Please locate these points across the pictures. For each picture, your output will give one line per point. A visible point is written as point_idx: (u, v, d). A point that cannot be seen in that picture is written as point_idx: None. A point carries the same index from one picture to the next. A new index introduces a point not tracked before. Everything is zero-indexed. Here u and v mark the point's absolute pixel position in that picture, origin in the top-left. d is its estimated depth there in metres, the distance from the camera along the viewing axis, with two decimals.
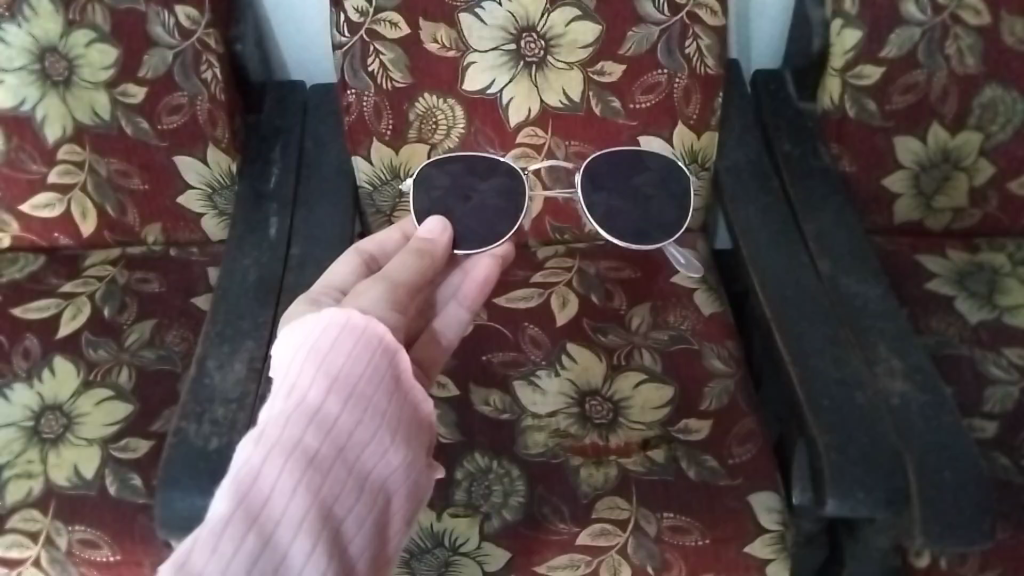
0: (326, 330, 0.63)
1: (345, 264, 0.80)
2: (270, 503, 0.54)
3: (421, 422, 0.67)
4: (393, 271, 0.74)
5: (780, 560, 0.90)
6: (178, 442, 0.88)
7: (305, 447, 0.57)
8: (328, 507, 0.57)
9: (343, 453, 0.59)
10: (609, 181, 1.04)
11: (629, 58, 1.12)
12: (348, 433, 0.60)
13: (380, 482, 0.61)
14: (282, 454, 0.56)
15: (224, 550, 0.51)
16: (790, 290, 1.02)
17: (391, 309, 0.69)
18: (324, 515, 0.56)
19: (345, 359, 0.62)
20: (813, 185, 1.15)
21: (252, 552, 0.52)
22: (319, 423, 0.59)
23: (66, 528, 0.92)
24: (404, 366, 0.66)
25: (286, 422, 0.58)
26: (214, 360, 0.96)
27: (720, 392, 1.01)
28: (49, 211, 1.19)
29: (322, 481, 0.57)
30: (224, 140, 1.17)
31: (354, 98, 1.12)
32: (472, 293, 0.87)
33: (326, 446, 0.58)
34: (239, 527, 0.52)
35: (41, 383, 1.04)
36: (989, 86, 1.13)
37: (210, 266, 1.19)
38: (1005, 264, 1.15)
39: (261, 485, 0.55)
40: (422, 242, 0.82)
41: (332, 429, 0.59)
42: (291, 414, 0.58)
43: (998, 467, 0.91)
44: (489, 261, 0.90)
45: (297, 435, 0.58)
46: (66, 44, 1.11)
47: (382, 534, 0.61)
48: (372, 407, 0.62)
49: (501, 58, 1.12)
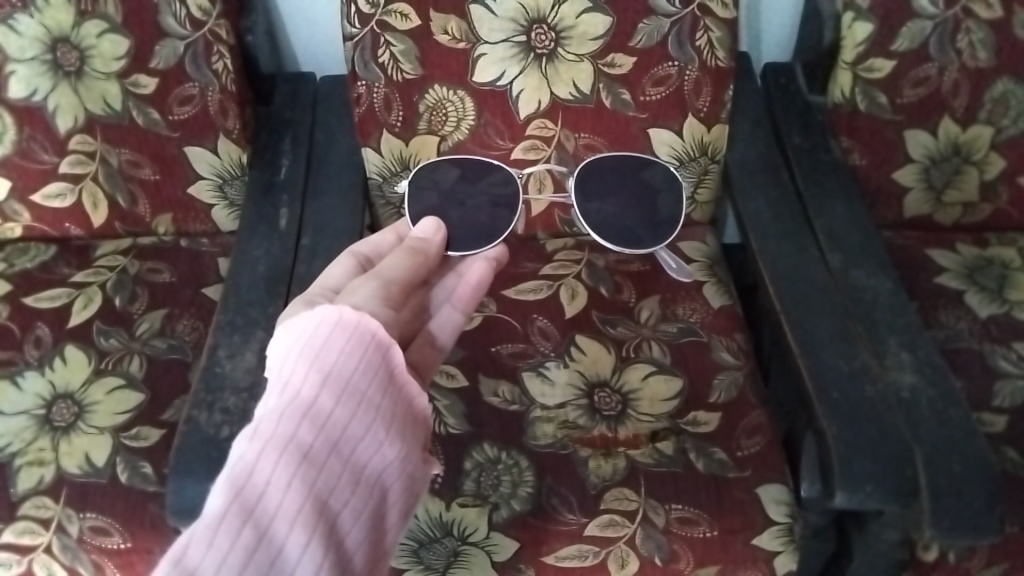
0: (319, 328, 0.64)
1: (340, 265, 0.79)
2: (265, 496, 0.54)
3: (416, 416, 0.67)
4: (386, 269, 0.74)
5: (788, 553, 0.91)
6: (190, 430, 0.88)
7: (300, 441, 0.58)
8: (324, 500, 0.57)
9: (338, 446, 0.60)
10: (601, 189, 1.05)
11: (639, 50, 1.12)
12: (343, 427, 0.60)
13: (374, 476, 0.61)
14: (278, 448, 0.56)
15: (221, 543, 0.51)
16: (799, 283, 1.02)
17: (386, 307, 0.69)
18: (321, 508, 0.56)
19: (338, 355, 0.63)
20: (823, 178, 1.15)
21: (249, 546, 0.52)
22: (313, 417, 0.59)
23: (77, 515, 0.92)
24: (398, 362, 0.66)
25: (280, 417, 0.58)
26: (225, 349, 0.96)
27: (729, 385, 1.00)
28: (60, 201, 1.19)
29: (317, 474, 0.57)
30: (234, 130, 1.18)
31: (364, 90, 1.12)
32: (466, 294, 0.84)
33: (321, 440, 0.59)
34: (236, 519, 0.52)
35: (53, 371, 1.04)
36: (1001, 79, 1.12)
37: (220, 257, 1.19)
38: (1016, 259, 1.14)
39: (256, 478, 0.55)
40: (415, 242, 0.82)
41: (326, 423, 0.60)
42: (285, 409, 0.59)
43: (1007, 460, 0.91)
44: (483, 265, 0.87)
45: (292, 429, 0.58)
46: (78, 35, 1.11)
47: (378, 529, 0.61)
48: (366, 401, 0.62)
49: (511, 49, 1.12)
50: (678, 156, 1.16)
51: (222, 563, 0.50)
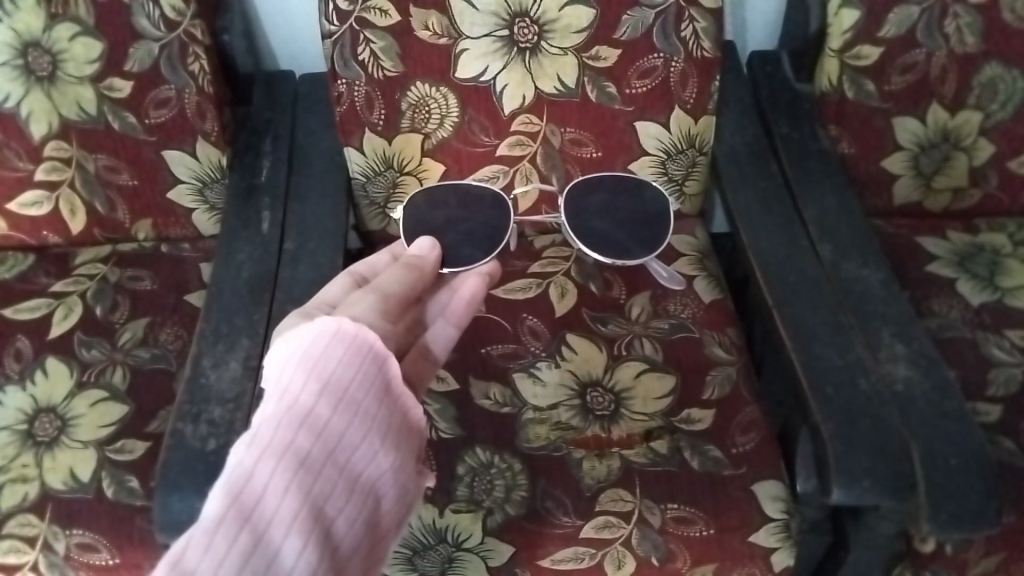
0: (318, 338, 0.62)
1: (336, 283, 0.77)
2: (262, 502, 0.53)
3: (412, 427, 0.65)
4: (382, 284, 0.72)
5: (785, 548, 0.91)
6: (175, 444, 0.86)
7: (297, 449, 0.56)
8: (320, 507, 0.55)
9: (335, 454, 0.58)
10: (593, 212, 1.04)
11: (624, 42, 1.10)
12: (339, 436, 0.59)
13: (370, 484, 0.60)
14: (275, 455, 0.55)
15: (217, 548, 0.49)
16: (790, 277, 1.01)
17: (383, 319, 0.68)
18: (316, 515, 0.55)
19: (336, 364, 0.61)
20: (812, 168, 1.13)
21: (245, 551, 0.50)
22: (310, 426, 0.58)
23: (64, 533, 0.90)
24: (395, 373, 0.65)
25: (277, 425, 0.57)
26: (209, 359, 0.94)
27: (722, 381, 0.99)
28: (37, 209, 1.17)
29: (314, 481, 0.56)
30: (213, 133, 1.15)
31: (345, 88, 1.10)
32: (459, 310, 0.82)
33: (318, 448, 0.57)
34: (232, 525, 0.51)
35: (34, 385, 1.02)
36: (989, 64, 1.11)
37: (202, 262, 1.17)
38: (1006, 244, 1.14)
39: (253, 485, 0.53)
40: (412, 258, 0.80)
41: (322, 431, 0.58)
42: (282, 416, 0.57)
43: (1003, 450, 0.91)
44: (478, 278, 0.85)
45: (289, 437, 0.56)
46: (49, 38, 1.08)
47: (374, 538, 0.60)
48: (362, 411, 0.61)
49: (493, 44, 1.10)
50: (665, 148, 1.15)
51: (219, 570, 0.48)
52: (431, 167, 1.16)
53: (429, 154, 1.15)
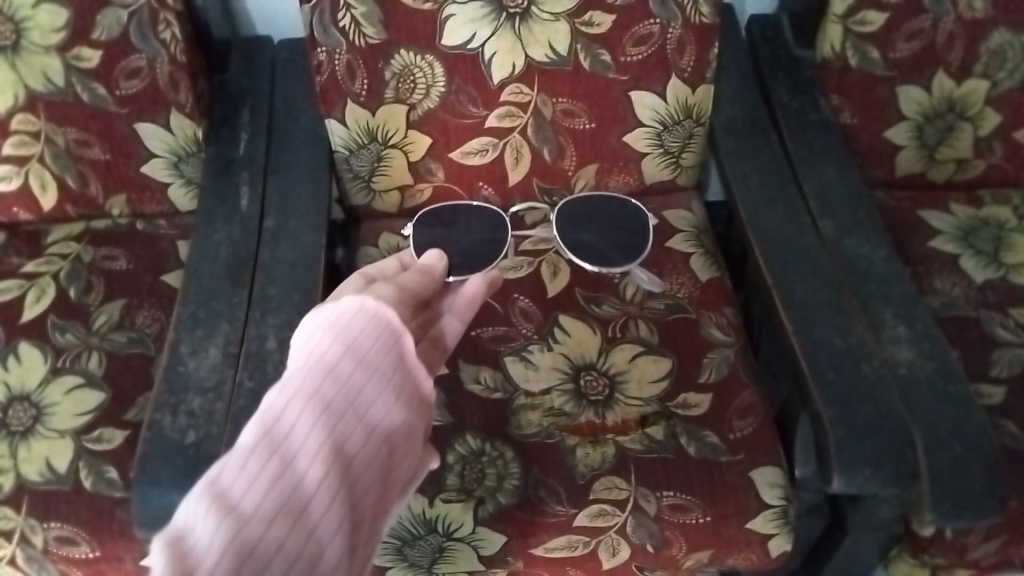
0: (344, 308, 0.58)
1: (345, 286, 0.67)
2: (291, 436, 0.49)
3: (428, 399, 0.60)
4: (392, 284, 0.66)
5: (782, 535, 0.88)
6: (153, 436, 0.83)
7: (322, 394, 0.52)
8: (346, 456, 0.51)
9: (357, 405, 0.54)
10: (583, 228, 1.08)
11: (619, 7, 1.04)
12: (363, 389, 0.55)
13: (398, 445, 0.55)
14: (301, 398, 0.51)
15: (251, 470, 0.46)
16: (791, 255, 0.97)
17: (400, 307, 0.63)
18: (343, 464, 0.50)
19: (363, 324, 0.57)
20: (813, 140, 1.09)
21: (275, 479, 0.47)
22: (336, 375, 0.54)
23: (41, 526, 0.88)
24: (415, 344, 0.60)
25: (303, 373, 0.53)
26: (187, 345, 0.91)
27: (719, 363, 0.96)
28: (5, 185, 1.12)
29: (338, 427, 0.51)
30: (187, 104, 1.10)
31: (325, 56, 1.04)
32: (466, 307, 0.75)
33: (342, 396, 0.53)
34: (263, 455, 0.47)
35: (6, 371, 0.98)
36: (998, 30, 1.07)
37: (179, 240, 1.13)
38: (1011, 218, 1.10)
39: (285, 418, 0.50)
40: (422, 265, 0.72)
41: (347, 382, 0.54)
42: (308, 366, 0.53)
43: (1007, 434, 0.89)
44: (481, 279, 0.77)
45: (314, 383, 0.52)
46: (11, 5, 1.02)
47: (395, 496, 0.55)
48: (385, 369, 0.56)
49: (481, 9, 1.03)
50: (662, 119, 1.10)
51: (249, 495, 0.45)
52: (417, 140, 1.10)
53: (415, 126, 1.09)
